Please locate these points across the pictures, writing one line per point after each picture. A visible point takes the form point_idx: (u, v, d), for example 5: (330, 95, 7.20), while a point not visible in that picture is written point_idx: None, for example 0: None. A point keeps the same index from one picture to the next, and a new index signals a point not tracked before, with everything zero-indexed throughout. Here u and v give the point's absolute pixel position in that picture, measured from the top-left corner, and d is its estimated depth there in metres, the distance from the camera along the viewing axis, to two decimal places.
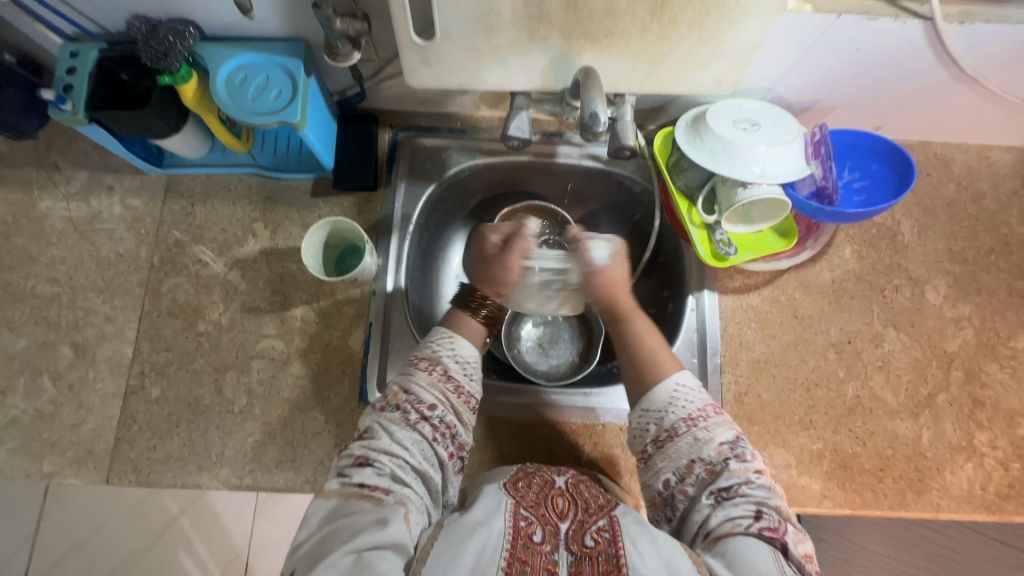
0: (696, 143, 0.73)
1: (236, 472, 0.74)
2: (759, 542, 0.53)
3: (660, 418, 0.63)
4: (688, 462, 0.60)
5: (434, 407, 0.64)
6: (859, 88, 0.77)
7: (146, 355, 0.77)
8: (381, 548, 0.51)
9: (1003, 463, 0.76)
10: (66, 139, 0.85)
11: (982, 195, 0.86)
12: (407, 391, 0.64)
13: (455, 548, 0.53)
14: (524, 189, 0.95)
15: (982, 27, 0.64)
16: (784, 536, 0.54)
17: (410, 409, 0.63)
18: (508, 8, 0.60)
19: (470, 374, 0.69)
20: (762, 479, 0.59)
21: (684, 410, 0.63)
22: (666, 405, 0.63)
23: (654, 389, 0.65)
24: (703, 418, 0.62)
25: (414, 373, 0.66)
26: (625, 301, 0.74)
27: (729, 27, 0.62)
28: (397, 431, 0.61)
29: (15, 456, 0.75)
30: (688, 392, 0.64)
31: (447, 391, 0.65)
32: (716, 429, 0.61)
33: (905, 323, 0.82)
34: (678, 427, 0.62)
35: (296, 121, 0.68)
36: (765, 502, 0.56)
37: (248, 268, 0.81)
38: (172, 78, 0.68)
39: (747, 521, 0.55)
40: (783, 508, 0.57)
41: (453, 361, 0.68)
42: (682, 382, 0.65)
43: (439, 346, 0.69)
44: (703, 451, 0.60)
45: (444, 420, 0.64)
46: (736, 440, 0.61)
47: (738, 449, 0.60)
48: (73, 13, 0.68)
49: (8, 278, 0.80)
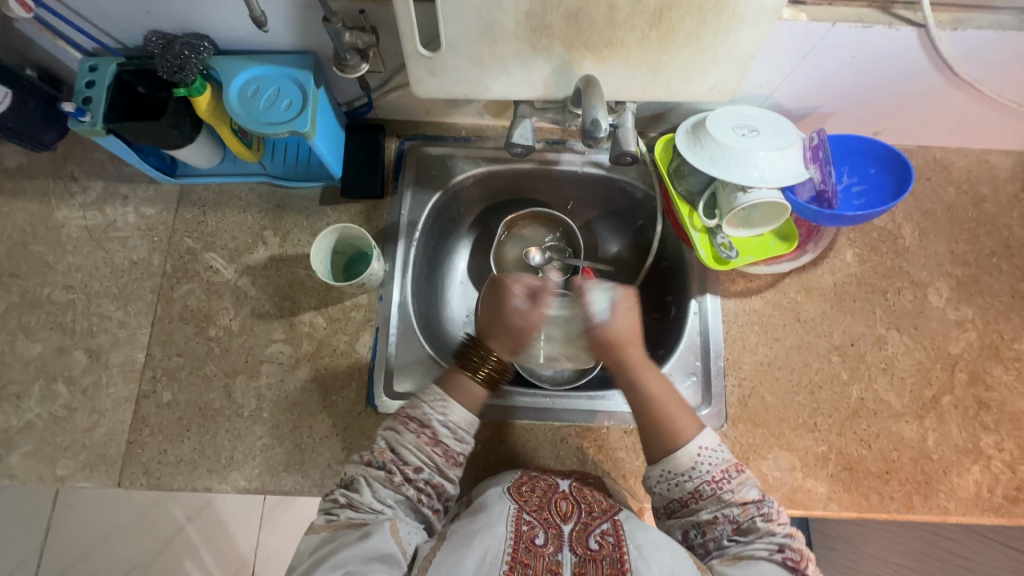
0: (696, 149, 0.75)
1: (246, 475, 0.75)
2: (781, 572, 0.55)
3: (683, 481, 0.61)
4: (710, 520, 0.60)
5: (419, 470, 0.62)
6: (856, 95, 0.79)
7: (158, 360, 0.79)
8: (370, 561, 0.54)
9: (1011, 465, 0.76)
10: (82, 151, 0.88)
11: (982, 198, 0.87)
12: (393, 449, 0.63)
13: (457, 557, 0.54)
14: (528, 196, 0.97)
15: (975, 34, 0.65)
16: (806, 568, 0.56)
17: (395, 469, 0.62)
18: (510, 20, 0.62)
19: (461, 437, 0.66)
20: (786, 529, 0.59)
21: (709, 474, 0.61)
22: (690, 470, 0.61)
23: (676, 453, 0.62)
24: (728, 480, 0.61)
25: (401, 433, 0.64)
26: (635, 358, 0.70)
27: (725, 35, 0.64)
28: (380, 490, 0.61)
29: (30, 460, 0.76)
30: (712, 453, 0.62)
31: (434, 454, 0.63)
32: (742, 489, 0.60)
33: (907, 326, 0.82)
34: (702, 489, 0.60)
35: (306, 130, 0.70)
36: (787, 543, 0.58)
37: (258, 275, 0.82)
38: (188, 90, 0.70)
39: (769, 550, 0.57)
40: (805, 550, 0.58)
41: (444, 425, 0.65)
42: (705, 445, 0.63)
43: (430, 408, 0.66)
44: (728, 511, 0.59)
45: (430, 482, 0.62)
46: (761, 498, 0.60)
47: (763, 509, 0.59)
48: (92, 28, 0.71)
49: (25, 285, 0.82)
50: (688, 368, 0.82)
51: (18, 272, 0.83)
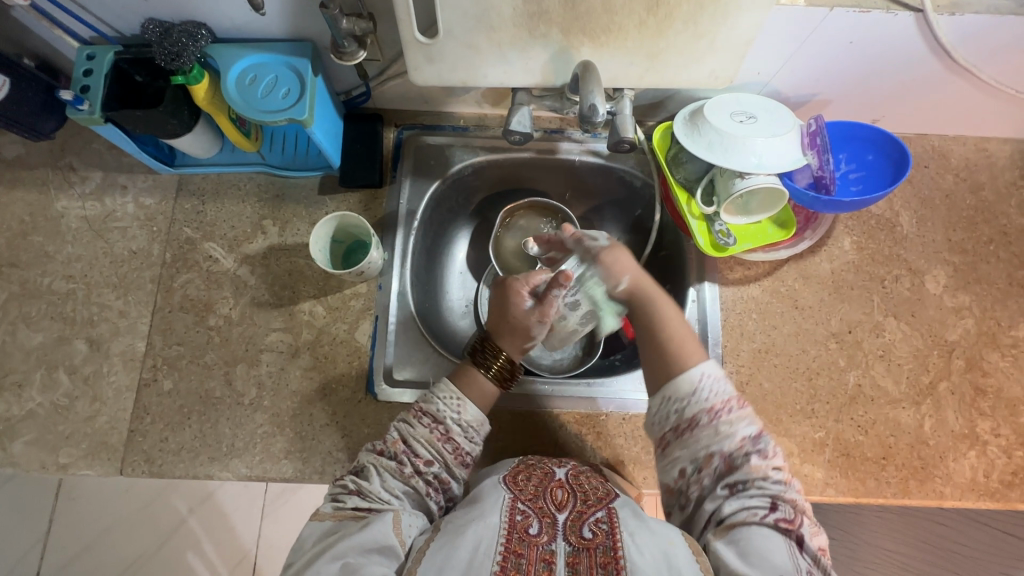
0: (693, 136, 0.75)
1: (246, 462, 0.75)
2: (775, 535, 0.54)
3: (682, 407, 0.61)
4: (704, 453, 0.59)
5: (430, 464, 0.63)
6: (854, 81, 0.79)
7: (158, 349, 0.79)
8: (369, 553, 0.54)
9: (1007, 451, 0.77)
10: (82, 141, 0.88)
11: (981, 185, 0.87)
12: (405, 441, 0.64)
13: (450, 549, 0.54)
14: (528, 185, 0.98)
15: (972, 18, 0.65)
16: (800, 528, 0.55)
17: (405, 461, 0.63)
18: (508, 6, 0.62)
19: (472, 435, 0.67)
20: (779, 474, 0.57)
21: (707, 402, 0.60)
22: (689, 396, 0.61)
23: (678, 377, 0.62)
24: (726, 411, 0.59)
25: (413, 426, 0.65)
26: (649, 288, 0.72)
27: (723, 21, 0.64)
28: (389, 480, 0.62)
29: (33, 448, 0.76)
30: (713, 382, 0.61)
31: (444, 450, 0.65)
32: (739, 424, 0.59)
33: (905, 313, 0.82)
34: (699, 417, 0.60)
35: (304, 117, 0.70)
36: (781, 497, 0.56)
37: (257, 264, 0.83)
38: (186, 78, 0.70)
39: (763, 511, 0.55)
40: (799, 502, 0.56)
41: (456, 423, 0.66)
42: (707, 373, 0.61)
43: (444, 404, 0.67)
44: (723, 445, 0.58)
45: (438, 478, 0.64)
46: (758, 435, 0.59)
47: (760, 446, 0.58)
48: (89, 16, 0.71)
49: (25, 275, 0.82)
50: None
51: (18, 262, 0.83)
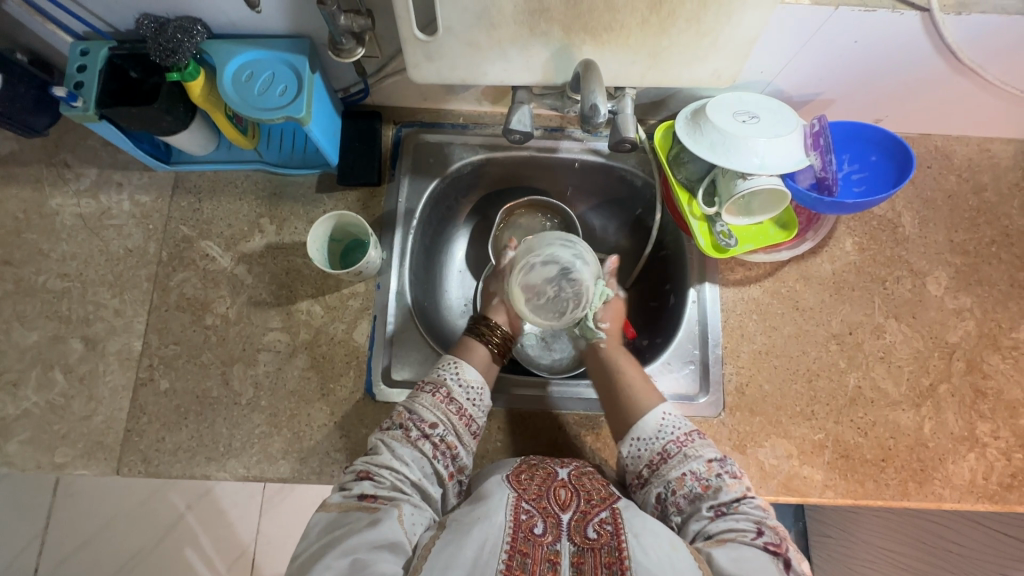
0: (696, 136, 0.74)
1: (244, 463, 0.75)
2: (764, 555, 0.55)
3: (652, 445, 0.65)
4: (679, 476, 0.62)
5: (435, 426, 0.65)
6: (857, 81, 0.78)
7: (155, 349, 0.79)
8: (379, 549, 0.54)
9: (1006, 453, 0.76)
10: (76, 137, 0.87)
11: (983, 186, 0.87)
12: (410, 410, 0.66)
13: (455, 546, 0.54)
14: (528, 184, 0.97)
15: (979, 17, 0.64)
16: (786, 551, 0.57)
17: (412, 427, 0.64)
18: (508, 3, 0.61)
19: (475, 396, 0.68)
20: (757, 501, 0.61)
21: (674, 434, 0.65)
22: (657, 432, 0.65)
23: (643, 418, 0.67)
24: (691, 440, 0.65)
25: (418, 395, 0.67)
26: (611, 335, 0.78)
27: (726, 19, 0.63)
28: (399, 448, 0.63)
29: (28, 448, 0.76)
30: (675, 419, 0.67)
31: (449, 412, 0.66)
32: (705, 449, 0.64)
33: (905, 315, 0.82)
34: (669, 448, 0.64)
35: (301, 115, 0.69)
36: (763, 522, 0.58)
37: (255, 262, 0.82)
38: (181, 75, 0.69)
39: (752, 534, 0.56)
40: (780, 529, 0.59)
41: (457, 384, 0.68)
42: (668, 412, 0.67)
43: (444, 370, 0.69)
44: (694, 467, 0.63)
45: (445, 440, 0.65)
46: (723, 458, 0.64)
47: (727, 466, 0.63)
48: (82, 11, 0.69)
49: (19, 273, 0.81)
50: (686, 356, 0.82)
51: (12, 260, 0.82)
